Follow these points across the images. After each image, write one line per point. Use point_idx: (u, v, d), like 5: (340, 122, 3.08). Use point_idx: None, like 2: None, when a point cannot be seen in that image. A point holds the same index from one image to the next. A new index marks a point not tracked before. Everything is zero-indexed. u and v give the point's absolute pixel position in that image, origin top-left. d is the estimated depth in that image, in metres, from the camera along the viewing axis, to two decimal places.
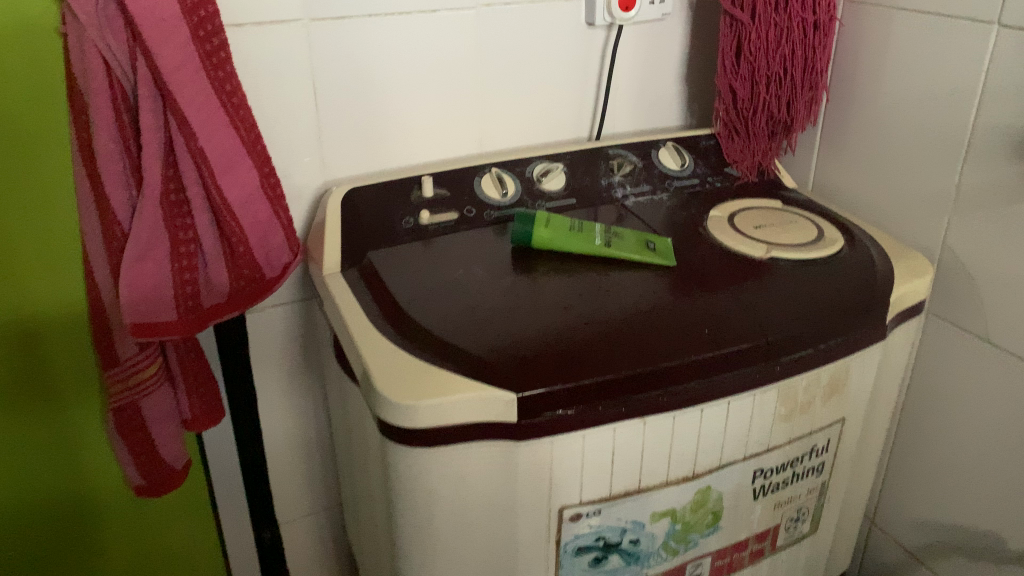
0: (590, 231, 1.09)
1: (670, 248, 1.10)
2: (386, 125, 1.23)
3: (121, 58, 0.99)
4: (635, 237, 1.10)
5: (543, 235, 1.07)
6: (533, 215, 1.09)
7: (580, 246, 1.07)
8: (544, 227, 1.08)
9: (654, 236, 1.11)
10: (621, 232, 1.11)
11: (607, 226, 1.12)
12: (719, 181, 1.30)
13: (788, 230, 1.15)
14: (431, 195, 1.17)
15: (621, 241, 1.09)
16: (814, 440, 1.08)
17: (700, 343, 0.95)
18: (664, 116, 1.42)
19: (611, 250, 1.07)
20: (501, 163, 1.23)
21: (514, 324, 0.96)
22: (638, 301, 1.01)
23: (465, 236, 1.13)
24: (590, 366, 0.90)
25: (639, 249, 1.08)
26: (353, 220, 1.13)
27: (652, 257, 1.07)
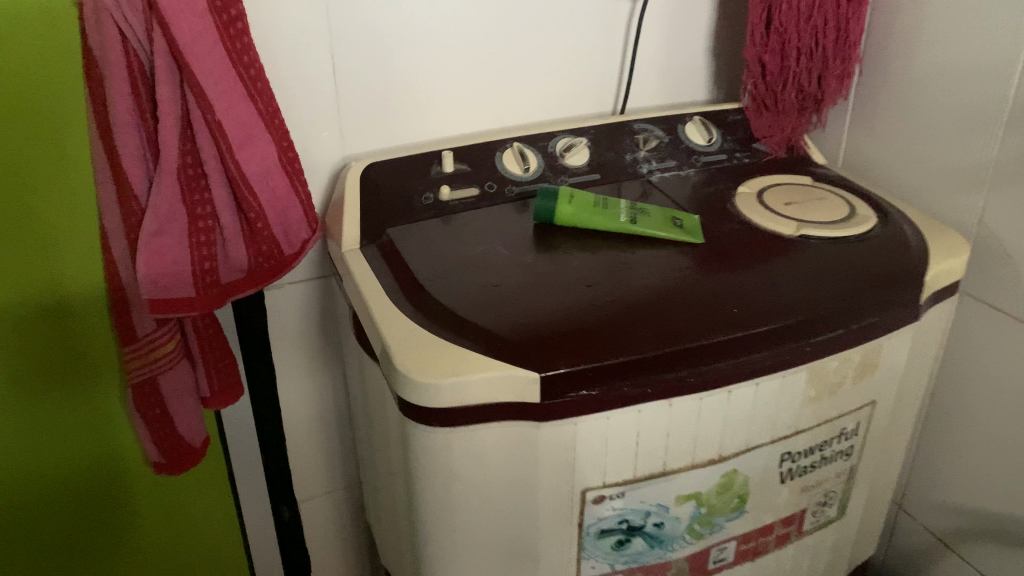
0: (615, 208, 1.06)
1: (698, 224, 1.07)
2: (405, 100, 1.20)
3: (137, 28, 0.97)
4: (662, 214, 1.07)
5: (566, 211, 1.05)
6: (556, 191, 1.07)
7: (604, 223, 1.04)
8: (568, 203, 1.05)
9: (681, 213, 1.08)
10: (647, 209, 1.08)
11: (632, 203, 1.09)
12: (748, 156, 1.26)
13: (819, 207, 1.11)
14: (452, 170, 1.14)
15: (647, 217, 1.06)
16: (843, 423, 1.05)
17: (727, 322, 0.92)
18: (689, 91, 1.39)
19: (636, 226, 1.04)
20: (523, 138, 1.20)
21: (536, 302, 0.93)
22: (663, 279, 0.98)
23: (486, 213, 1.10)
24: (612, 346, 0.88)
25: (666, 225, 1.05)
26: (373, 196, 1.11)
27: (679, 233, 1.04)
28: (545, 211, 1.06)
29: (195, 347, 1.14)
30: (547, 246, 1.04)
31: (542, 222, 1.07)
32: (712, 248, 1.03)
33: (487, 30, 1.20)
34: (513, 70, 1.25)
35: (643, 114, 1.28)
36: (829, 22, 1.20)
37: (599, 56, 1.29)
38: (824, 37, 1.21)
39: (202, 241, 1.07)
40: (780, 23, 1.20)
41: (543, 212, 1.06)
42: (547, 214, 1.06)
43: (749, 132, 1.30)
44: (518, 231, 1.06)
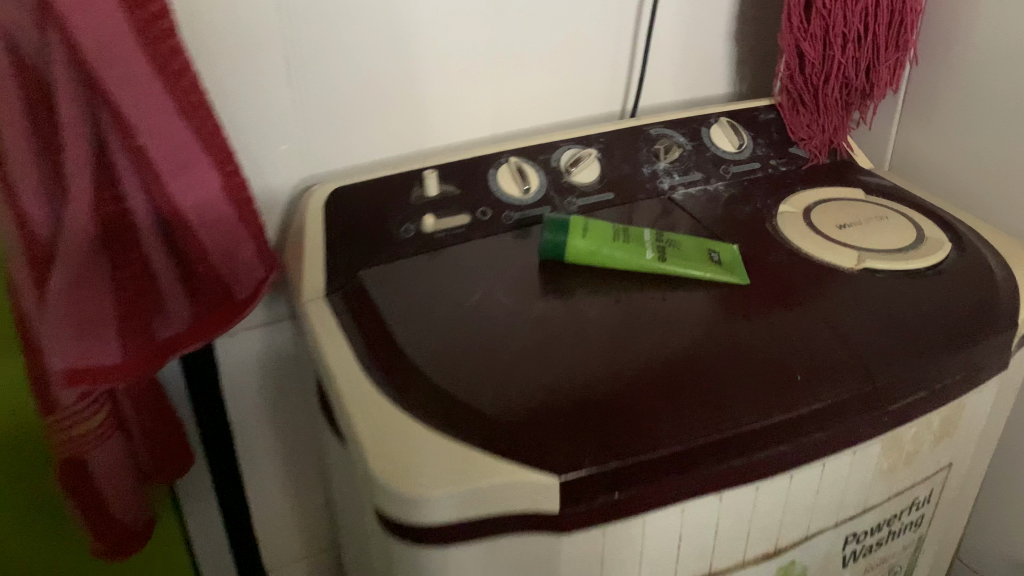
0: (639, 241, 0.86)
1: (739, 257, 0.87)
2: (377, 107, 1.00)
3: (28, 31, 0.75)
4: (695, 246, 0.88)
5: (580, 247, 0.85)
6: (566, 220, 0.87)
7: (628, 261, 0.84)
8: (581, 236, 0.85)
9: (718, 243, 0.89)
10: (677, 239, 0.88)
11: (659, 231, 0.89)
12: (785, 164, 1.07)
13: (880, 229, 0.92)
14: (435, 193, 0.94)
15: (678, 251, 0.86)
16: (915, 493, 0.88)
17: (788, 393, 0.73)
18: (710, 85, 1.19)
19: (667, 264, 0.84)
20: (519, 152, 1.00)
21: (547, 372, 0.74)
22: (704, 331, 0.79)
23: (480, 244, 0.90)
24: (649, 433, 0.69)
25: (702, 260, 0.85)
26: (341, 230, 0.91)
27: (719, 271, 0.84)
28: (553, 246, 0.86)
29: (132, 419, 0.96)
30: (559, 289, 0.84)
31: (550, 260, 0.87)
32: (760, 286, 0.84)
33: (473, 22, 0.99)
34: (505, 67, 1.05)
35: (661, 117, 1.08)
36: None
37: (606, 47, 1.09)
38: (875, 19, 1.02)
39: (128, 291, 0.88)
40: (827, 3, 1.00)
41: (551, 247, 0.86)
42: (556, 250, 0.86)
43: (784, 133, 1.10)
44: (522, 270, 0.86)
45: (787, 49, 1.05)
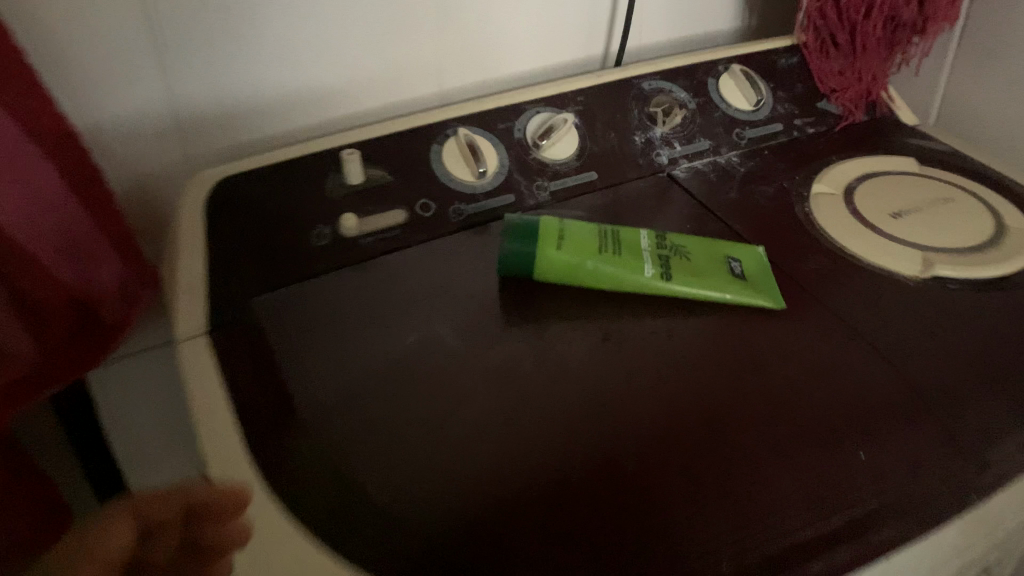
0: (634, 250, 0.64)
1: (769, 266, 0.65)
2: (279, 60, 0.74)
3: None
4: (709, 253, 0.65)
5: (553, 261, 0.62)
6: (534, 223, 0.64)
7: (620, 280, 0.62)
8: (554, 246, 0.62)
9: (740, 246, 0.66)
10: (685, 245, 0.65)
11: (660, 233, 0.66)
12: (813, 125, 0.83)
13: (944, 220, 0.70)
14: (360, 181, 0.70)
15: (688, 264, 0.64)
16: (986, 561, 0.68)
17: (875, 470, 0.51)
18: (713, 20, 0.95)
19: (674, 283, 0.62)
20: (470, 120, 0.76)
21: (496, 461, 0.50)
22: (726, 380, 0.56)
23: (416, 256, 0.67)
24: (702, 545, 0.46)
25: (720, 275, 0.63)
26: (230, 237, 0.67)
27: (744, 290, 0.62)
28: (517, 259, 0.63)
29: None
30: (525, 319, 0.61)
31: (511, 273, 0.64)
32: (796, 308, 0.62)
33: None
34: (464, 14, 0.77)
35: (654, 65, 0.83)
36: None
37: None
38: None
39: None
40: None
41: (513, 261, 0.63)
42: (520, 265, 0.63)
43: (811, 83, 0.86)
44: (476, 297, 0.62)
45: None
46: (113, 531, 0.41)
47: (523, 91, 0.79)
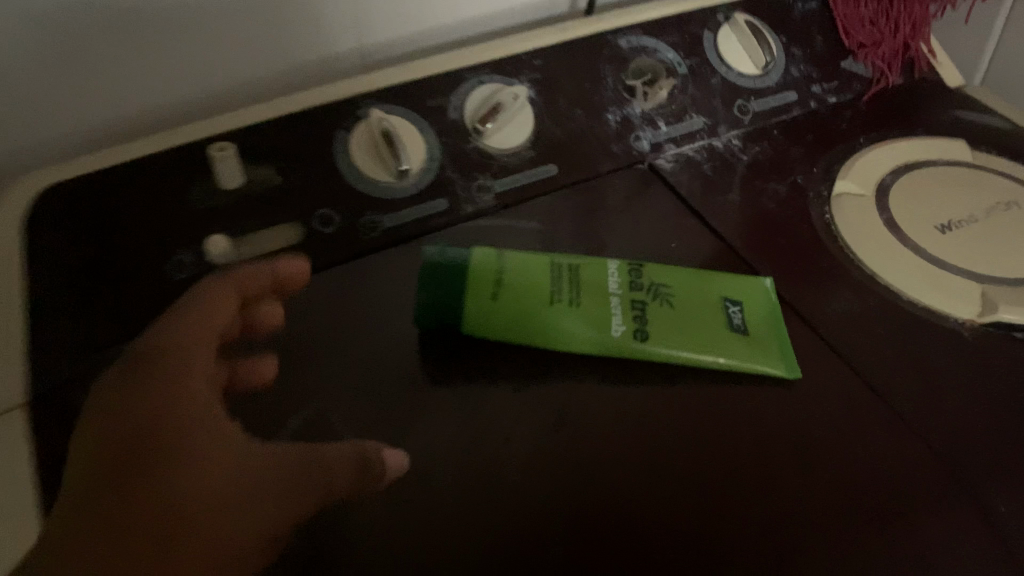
0: (597, 297, 0.47)
1: (778, 312, 0.49)
2: (138, 12, 0.54)
3: None
4: (700, 293, 0.48)
5: (487, 319, 0.46)
6: (462, 260, 0.47)
7: (575, 345, 0.45)
8: (488, 297, 0.46)
9: (740, 281, 0.50)
10: (668, 282, 0.49)
11: (634, 265, 0.49)
12: (835, 93, 0.66)
13: (1008, 235, 0.54)
14: (241, 185, 0.53)
15: (671, 313, 0.47)
16: None
17: None
18: None
19: (650, 347, 0.45)
20: (392, 95, 0.58)
21: None
22: (716, 501, 0.41)
23: (312, 288, 0.49)
24: (727, 539, 0.39)
25: (713, 330, 0.47)
26: (58, 268, 0.49)
27: (744, 351, 0.46)
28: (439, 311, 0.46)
29: None
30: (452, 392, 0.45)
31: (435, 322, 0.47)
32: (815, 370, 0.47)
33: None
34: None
35: (637, 15, 0.64)
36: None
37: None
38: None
39: None
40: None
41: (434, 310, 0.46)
42: (443, 321, 0.46)
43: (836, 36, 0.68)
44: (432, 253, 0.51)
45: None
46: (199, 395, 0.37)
47: (464, 51, 0.60)
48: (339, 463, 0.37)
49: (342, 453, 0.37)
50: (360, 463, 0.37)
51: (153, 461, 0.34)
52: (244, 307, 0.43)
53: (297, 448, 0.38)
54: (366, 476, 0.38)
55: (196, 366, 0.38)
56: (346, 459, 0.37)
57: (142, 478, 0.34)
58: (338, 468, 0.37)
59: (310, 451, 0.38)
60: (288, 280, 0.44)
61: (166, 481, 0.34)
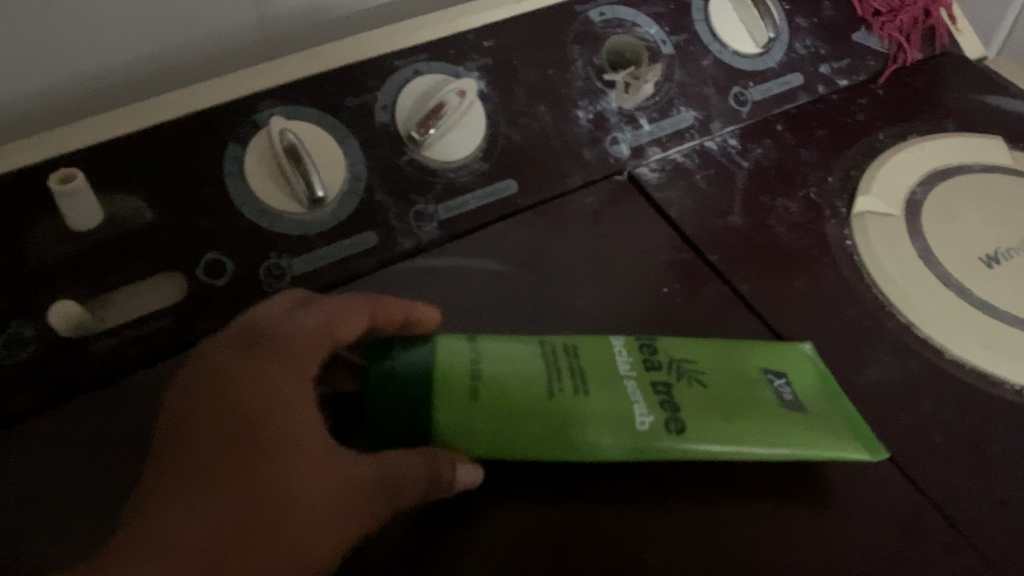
0: (608, 381, 0.35)
1: (833, 385, 0.38)
2: None
3: None
4: (736, 368, 0.37)
5: (465, 425, 0.33)
6: (423, 350, 0.34)
7: (588, 446, 0.33)
8: (466, 398, 0.33)
9: (776, 350, 0.39)
10: (693, 361, 0.37)
11: (643, 338, 0.37)
12: (846, 73, 0.54)
13: None
14: (97, 227, 0.39)
15: (709, 398, 0.35)
16: None
17: None
18: None
19: (693, 437, 0.34)
20: (297, 92, 0.44)
21: None
22: None
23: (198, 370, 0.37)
24: None
25: (765, 411, 0.35)
26: None
27: (813, 440, 0.35)
28: (400, 415, 0.33)
29: None
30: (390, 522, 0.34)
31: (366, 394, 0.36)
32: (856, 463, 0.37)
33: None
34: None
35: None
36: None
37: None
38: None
39: None
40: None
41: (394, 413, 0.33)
42: (401, 431, 0.33)
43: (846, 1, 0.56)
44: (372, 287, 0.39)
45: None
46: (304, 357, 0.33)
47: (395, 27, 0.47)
48: (396, 460, 0.31)
49: (414, 469, 0.31)
50: (433, 477, 0.31)
51: (242, 448, 0.30)
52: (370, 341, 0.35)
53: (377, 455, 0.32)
54: (439, 492, 0.32)
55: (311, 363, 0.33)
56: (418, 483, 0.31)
57: (228, 459, 0.30)
58: (399, 459, 0.32)
59: (385, 464, 0.31)
60: (418, 325, 0.36)
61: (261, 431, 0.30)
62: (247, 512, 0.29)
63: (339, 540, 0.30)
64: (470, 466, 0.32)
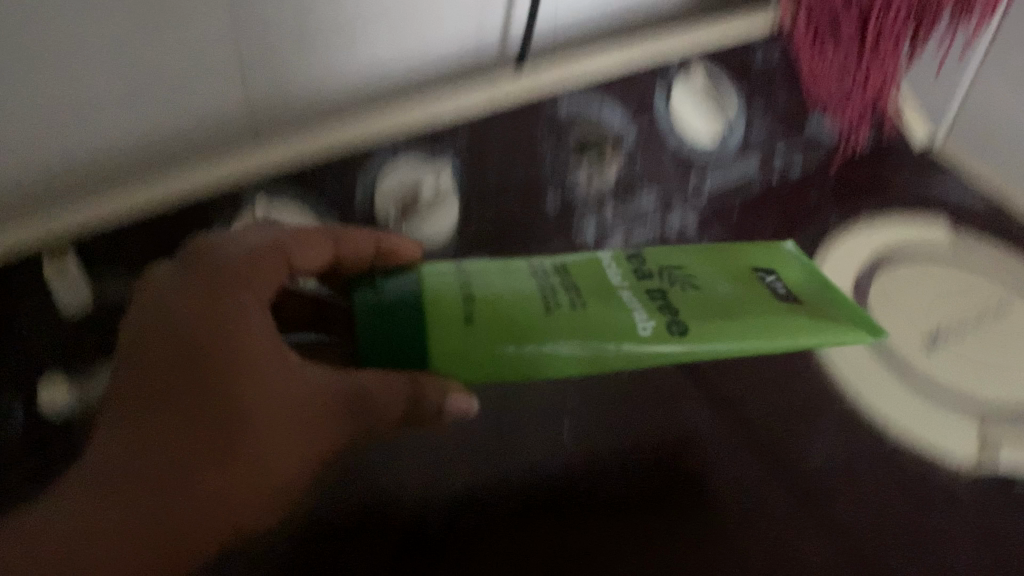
0: (609, 295, 0.36)
1: (832, 285, 0.40)
2: None
3: None
4: (733, 271, 0.40)
5: (455, 355, 0.33)
6: (411, 278, 0.36)
7: (614, 347, 0.33)
8: (460, 325, 0.34)
9: (759, 248, 0.42)
10: (687, 270, 0.39)
11: (630, 254, 0.39)
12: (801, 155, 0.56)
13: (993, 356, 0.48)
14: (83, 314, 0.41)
15: (703, 300, 0.36)
16: None
17: None
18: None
19: (698, 338, 0.34)
20: (261, 154, 0.47)
21: None
22: None
23: None
24: None
25: (763, 304, 0.37)
26: None
27: (825, 325, 0.36)
28: (388, 334, 0.34)
29: None
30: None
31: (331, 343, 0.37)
32: (782, 503, 0.41)
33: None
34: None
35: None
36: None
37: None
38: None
39: None
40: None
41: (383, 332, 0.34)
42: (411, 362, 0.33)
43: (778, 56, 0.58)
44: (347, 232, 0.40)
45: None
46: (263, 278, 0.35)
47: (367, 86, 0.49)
48: (364, 381, 0.33)
49: (392, 396, 0.32)
50: (415, 400, 0.32)
51: (203, 370, 0.32)
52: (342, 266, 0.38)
53: (339, 373, 0.33)
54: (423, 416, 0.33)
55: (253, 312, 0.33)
56: (395, 409, 0.32)
57: (198, 397, 0.32)
58: (371, 384, 0.33)
59: (355, 381, 0.33)
60: (388, 254, 0.38)
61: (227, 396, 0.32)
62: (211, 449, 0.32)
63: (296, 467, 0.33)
64: (465, 396, 0.33)
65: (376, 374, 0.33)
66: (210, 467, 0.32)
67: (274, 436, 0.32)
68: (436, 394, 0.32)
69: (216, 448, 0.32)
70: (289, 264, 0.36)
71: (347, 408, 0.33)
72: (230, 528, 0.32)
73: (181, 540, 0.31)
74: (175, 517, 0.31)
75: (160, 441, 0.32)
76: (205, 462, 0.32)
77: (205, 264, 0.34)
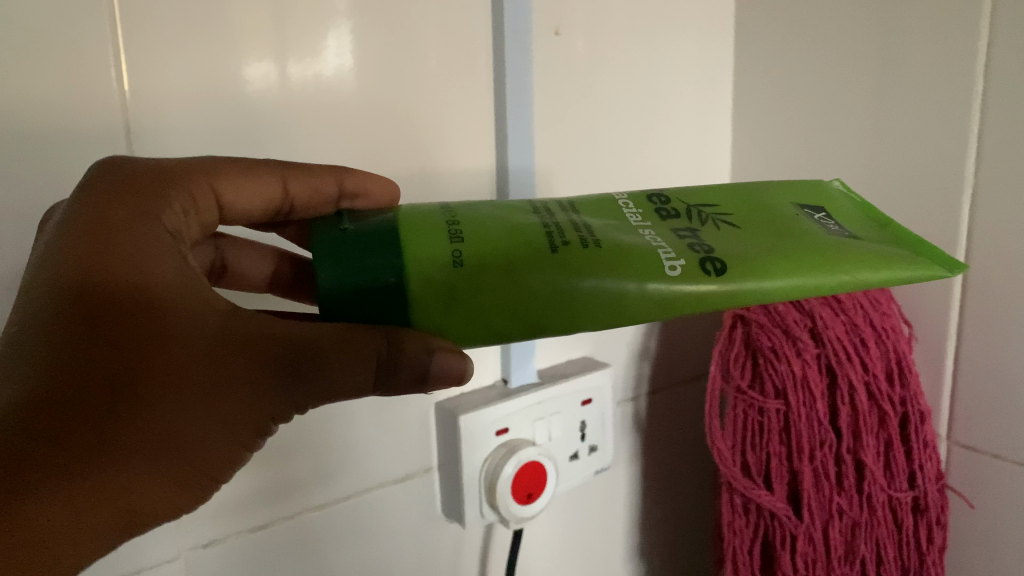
0: (623, 227, 0.25)
1: (894, 230, 0.30)
2: None
3: None
4: (771, 217, 0.27)
5: (468, 288, 0.23)
6: (382, 218, 0.24)
7: (634, 286, 0.23)
8: (458, 264, 0.23)
9: (800, 184, 0.31)
10: (715, 204, 0.27)
11: (655, 192, 0.28)
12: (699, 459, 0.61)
13: None
14: None
15: (739, 238, 0.25)
16: None
17: None
18: (595, 543, 0.56)
19: (733, 280, 0.24)
20: None
21: None
22: None
23: None
24: None
25: (781, 248, 0.25)
26: None
27: (847, 271, 0.25)
28: (397, 285, 0.22)
29: None
30: None
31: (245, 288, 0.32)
32: None
33: (539, 6, 0.44)
34: (476, 151, 0.43)
35: (567, 357, 0.51)
36: (974, 385, 0.45)
37: (763, 138, 0.54)
38: (858, 565, 0.45)
39: None
40: (731, 438, 0.46)
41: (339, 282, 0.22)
42: (418, 305, 0.23)
43: None
44: None
45: (708, 384, 0.47)
46: (183, 278, 0.24)
47: (252, 517, 0.39)
48: (315, 337, 0.23)
49: (354, 359, 0.23)
50: (391, 351, 0.23)
51: (123, 298, 0.23)
52: (282, 205, 0.29)
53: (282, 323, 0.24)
54: (372, 375, 0.23)
55: (170, 214, 0.25)
56: (351, 377, 0.23)
57: (115, 340, 0.22)
58: (330, 348, 0.23)
59: (319, 334, 0.23)
60: (357, 197, 0.30)
61: (158, 336, 0.22)
62: (114, 399, 0.22)
63: (216, 427, 0.23)
64: (456, 354, 0.24)
65: (349, 333, 0.22)
66: (73, 442, 0.21)
67: (198, 387, 0.23)
68: (416, 353, 0.23)
69: (95, 424, 0.22)
70: (194, 193, 0.26)
71: (277, 378, 0.23)
72: (136, 468, 0.22)
73: (64, 508, 0.22)
74: (65, 494, 0.22)
75: (47, 372, 0.22)
76: (103, 422, 0.22)
77: (128, 174, 0.25)
